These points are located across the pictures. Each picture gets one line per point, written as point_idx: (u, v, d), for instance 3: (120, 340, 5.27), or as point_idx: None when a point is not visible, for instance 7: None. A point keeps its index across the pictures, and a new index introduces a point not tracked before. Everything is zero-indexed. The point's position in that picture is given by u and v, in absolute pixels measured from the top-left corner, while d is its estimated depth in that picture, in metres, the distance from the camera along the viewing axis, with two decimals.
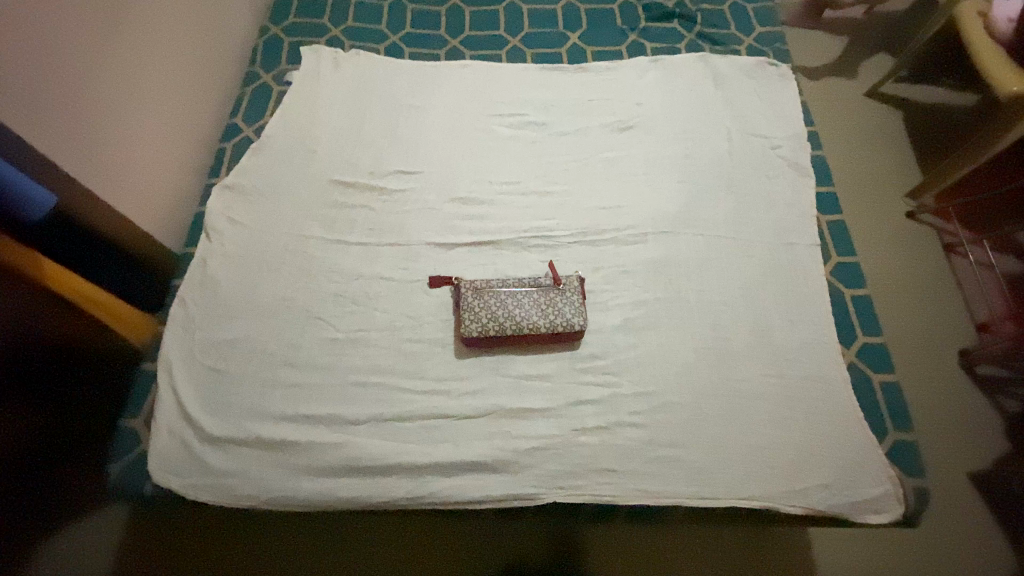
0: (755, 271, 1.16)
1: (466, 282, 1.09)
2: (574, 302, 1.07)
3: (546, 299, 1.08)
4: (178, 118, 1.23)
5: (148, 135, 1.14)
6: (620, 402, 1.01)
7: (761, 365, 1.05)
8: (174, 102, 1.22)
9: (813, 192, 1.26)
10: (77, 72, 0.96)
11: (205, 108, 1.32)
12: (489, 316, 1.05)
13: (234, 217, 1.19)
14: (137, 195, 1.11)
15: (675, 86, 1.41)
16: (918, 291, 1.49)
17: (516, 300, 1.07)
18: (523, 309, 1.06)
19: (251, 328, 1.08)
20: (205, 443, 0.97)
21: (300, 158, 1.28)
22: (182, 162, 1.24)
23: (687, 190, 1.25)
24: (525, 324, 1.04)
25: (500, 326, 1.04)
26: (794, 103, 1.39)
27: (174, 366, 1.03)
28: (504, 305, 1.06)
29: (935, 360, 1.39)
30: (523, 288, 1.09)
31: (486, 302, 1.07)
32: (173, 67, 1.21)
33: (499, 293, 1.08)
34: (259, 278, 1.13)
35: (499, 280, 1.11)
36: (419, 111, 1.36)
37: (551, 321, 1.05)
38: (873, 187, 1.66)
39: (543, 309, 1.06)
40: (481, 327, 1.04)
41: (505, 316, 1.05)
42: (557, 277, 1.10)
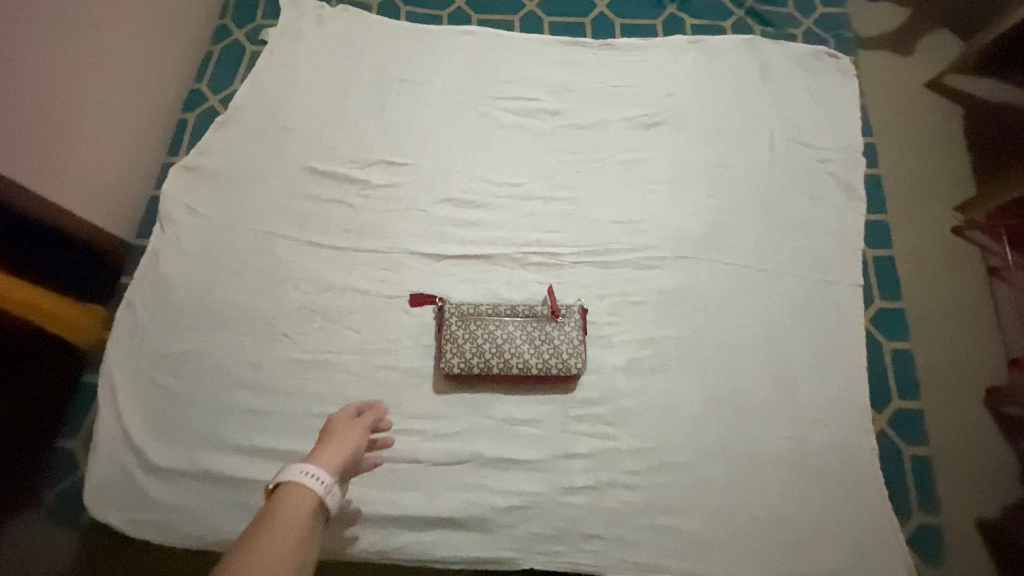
0: (787, 312, 1.00)
1: (451, 305, 0.96)
2: (574, 338, 0.94)
3: (542, 333, 0.94)
4: (123, 72, 1.04)
5: (82, 94, 0.96)
6: (615, 458, 0.90)
7: (778, 426, 0.93)
8: (117, 52, 1.02)
9: (862, 220, 1.09)
10: None
11: (163, 66, 1.13)
12: (474, 349, 0.92)
13: (193, 205, 1.04)
14: (77, 180, 0.96)
15: (716, 74, 1.19)
16: (995, 342, 1.03)
17: (507, 332, 0.94)
18: (514, 343, 0.93)
19: (206, 341, 0.95)
20: (149, 473, 0.88)
21: (271, 137, 1.10)
22: (129, 127, 1.06)
23: (717, 207, 1.07)
24: (514, 362, 0.92)
25: (485, 363, 0.92)
26: (852, 107, 1.19)
27: (119, 382, 0.92)
28: (492, 338, 0.93)
29: (996, 445, 0.96)
30: (516, 318, 0.95)
31: (473, 332, 0.93)
32: (117, 18, 1.01)
33: (488, 322, 0.94)
34: (217, 283, 0.99)
35: (489, 305, 0.97)
36: (412, 86, 1.16)
37: (545, 360, 0.92)
38: (913, 192, 1.16)
39: (537, 346, 0.93)
40: (464, 363, 0.91)
41: (493, 351, 0.92)
42: (555, 306, 0.96)
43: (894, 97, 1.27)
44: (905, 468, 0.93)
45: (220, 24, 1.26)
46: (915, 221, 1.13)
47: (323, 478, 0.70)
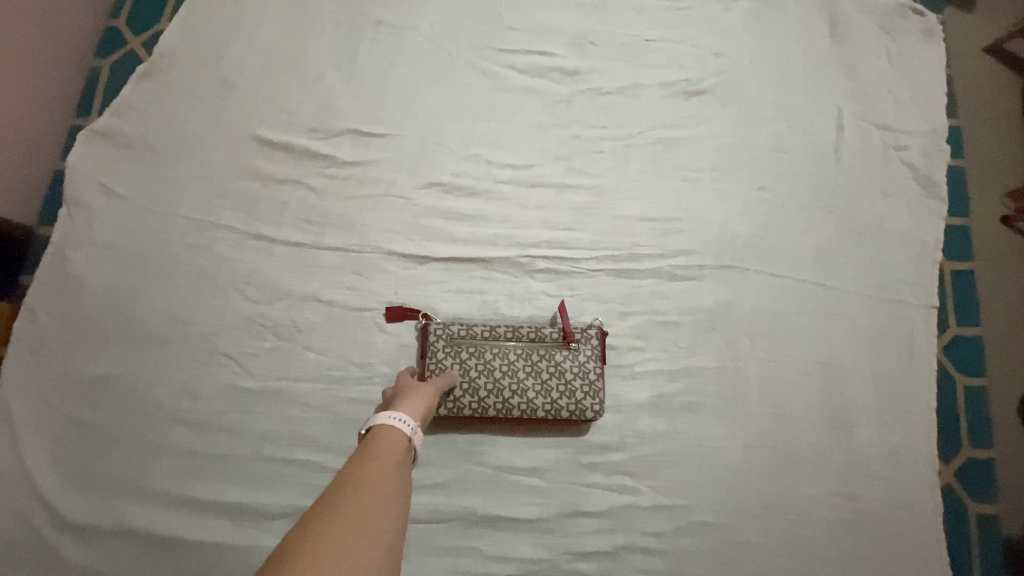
0: (845, 339, 0.83)
1: (439, 326, 0.77)
2: (591, 372, 0.77)
3: (552, 364, 0.76)
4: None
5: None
6: (634, 517, 0.75)
7: (829, 481, 0.77)
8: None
9: (941, 224, 0.89)
10: None
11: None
12: (467, 385, 0.74)
13: (109, 184, 0.81)
14: None
15: (775, 30, 0.95)
16: None
17: (508, 363, 0.76)
18: (517, 379, 0.75)
19: (128, 363, 0.76)
20: (61, 529, 0.71)
21: (210, 95, 0.86)
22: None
23: (769, 204, 0.87)
24: (516, 404, 0.74)
25: (479, 403, 0.74)
26: (940, 79, 0.96)
27: (20, 415, 0.74)
28: (489, 371, 0.75)
29: None
30: (520, 346, 0.77)
31: (465, 363, 0.75)
32: None
33: (485, 350, 0.76)
34: (141, 289, 0.78)
35: (485, 327, 0.78)
36: (392, 32, 0.91)
37: (554, 401, 0.75)
38: (993, 183, 0.96)
39: (545, 382, 0.75)
40: (454, 404, 0.74)
41: (490, 389, 0.74)
42: (569, 329, 0.77)
43: (977, 60, 1.04)
44: (971, 531, 0.78)
45: None
46: (993, 221, 0.94)
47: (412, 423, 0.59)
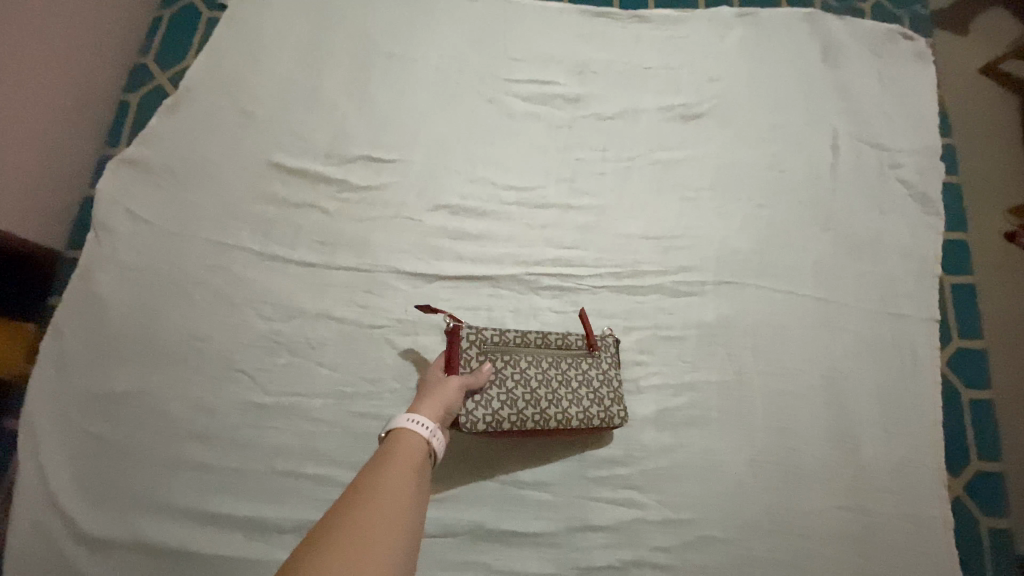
0: (847, 352, 0.84)
1: (469, 330, 0.74)
2: (613, 379, 0.77)
3: (580, 371, 0.76)
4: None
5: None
6: (642, 532, 0.75)
7: (836, 494, 0.77)
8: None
9: (940, 239, 0.91)
10: None
11: (82, 19, 0.90)
12: (505, 395, 0.71)
13: (135, 209, 0.86)
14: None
15: (769, 56, 0.99)
16: None
17: (542, 371, 0.74)
18: (551, 388, 0.74)
19: (148, 380, 0.78)
20: (79, 543, 0.72)
21: (231, 125, 0.91)
22: (9, 70, 0.78)
23: (768, 221, 0.90)
24: (553, 414, 0.73)
25: (519, 413, 0.71)
26: (931, 100, 0.99)
27: (44, 433, 0.76)
28: (525, 380, 0.73)
29: None
30: (549, 355, 0.77)
31: (500, 372, 0.72)
32: None
33: (518, 358, 0.74)
34: (161, 307, 0.81)
35: (516, 333, 0.76)
36: (401, 64, 0.96)
37: (587, 409, 0.74)
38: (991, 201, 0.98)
39: (576, 390, 0.75)
40: (492, 417, 0.70)
41: (527, 399, 0.72)
42: (594, 336, 0.78)
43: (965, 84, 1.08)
44: (984, 545, 0.77)
45: None
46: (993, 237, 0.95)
47: (430, 425, 0.60)
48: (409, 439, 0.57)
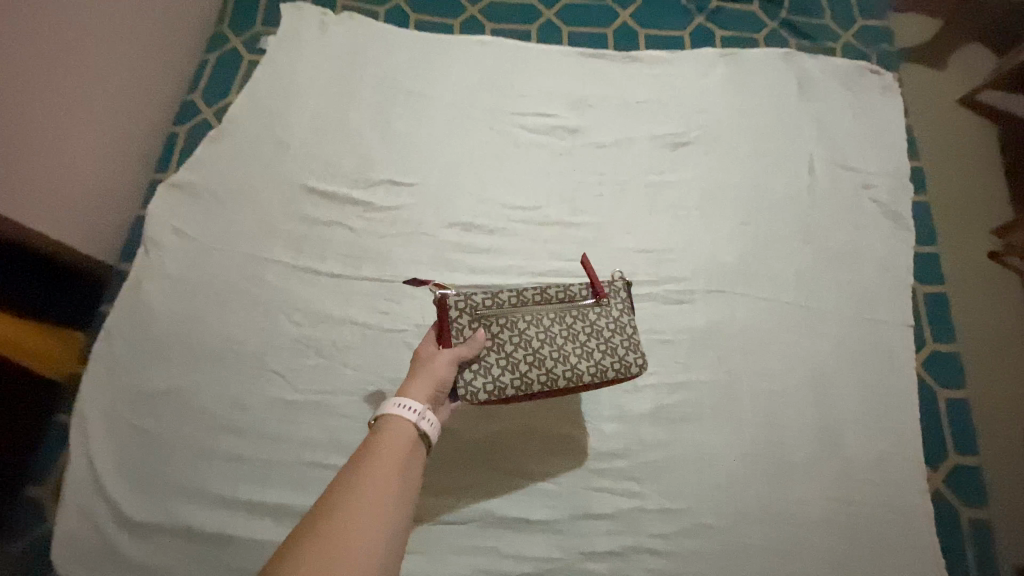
0: (829, 354, 0.91)
1: (456, 296, 0.74)
2: (626, 323, 0.76)
3: (587, 322, 0.75)
4: (77, 39, 0.87)
5: (18, 45, 0.77)
6: (640, 520, 0.81)
7: (822, 486, 0.83)
8: (71, 10, 0.85)
9: (912, 252, 0.99)
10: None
11: (144, 63, 1.02)
12: (503, 361, 0.71)
13: (181, 227, 0.96)
14: (65, 200, 0.89)
15: (749, 90, 1.10)
16: None
17: (543, 330, 0.73)
18: (553, 346, 0.73)
19: (189, 379, 0.86)
20: (122, 527, 0.79)
21: (268, 153, 1.02)
22: (78, 107, 0.89)
23: (752, 236, 0.98)
24: (561, 371, 0.72)
25: (521, 377, 0.71)
26: (899, 128, 1.09)
27: (93, 426, 0.83)
28: (526, 341, 0.72)
29: None
30: (551, 309, 0.75)
31: (496, 337, 0.72)
32: (118, 31, 0.95)
33: (515, 319, 0.74)
34: (202, 314, 0.90)
35: (511, 292, 0.75)
36: (419, 100, 1.08)
37: (598, 362, 0.73)
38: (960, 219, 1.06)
39: (584, 343, 0.73)
40: (493, 385, 0.71)
41: (528, 361, 0.72)
42: (599, 286, 0.76)
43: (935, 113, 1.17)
44: (964, 535, 0.82)
45: (217, 30, 1.18)
46: (962, 250, 1.03)
47: (416, 407, 0.62)
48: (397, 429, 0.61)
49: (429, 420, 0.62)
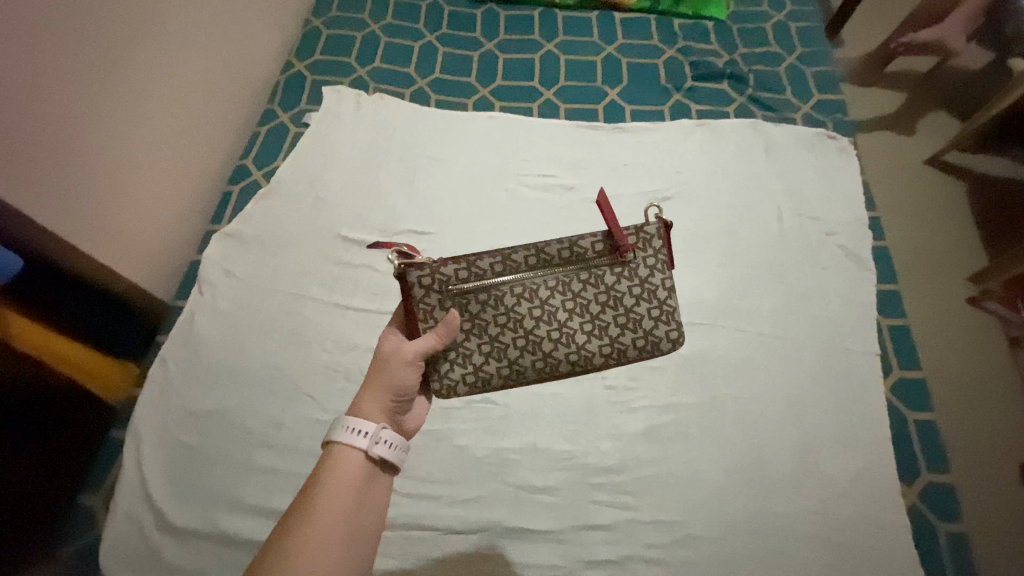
0: (804, 380, 1.00)
1: (421, 269, 0.77)
2: (655, 280, 0.83)
3: (597, 288, 0.81)
4: (159, 121, 1.07)
5: (109, 128, 0.95)
6: (637, 530, 0.88)
7: (805, 500, 0.90)
8: (156, 98, 1.05)
9: (874, 289, 1.11)
10: (99, 129, 0.93)
11: (208, 136, 1.22)
12: (491, 347, 0.80)
13: (231, 269, 1.11)
14: (142, 247, 1.06)
15: (723, 153, 1.27)
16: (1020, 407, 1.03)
17: (540, 303, 0.79)
18: (556, 326, 0.80)
19: (231, 400, 0.98)
20: (165, 532, 0.87)
21: (308, 208, 1.19)
22: (162, 173, 1.09)
23: (729, 276, 1.11)
24: (564, 347, 0.81)
25: (517, 359, 0.81)
26: (856, 183, 1.25)
27: (145, 440, 0.94)
28: (515, 320, 0.79)
29: None
30: (545, 275, 0.79)
31: (478, 318, 0.79)
32: (197, 113, 1.17)
33: (505, 294, 0.78)
34: (246, 344, 1.03)
35: (495, 261, 0.78)
36: (437, 164, 1.26)
37: (610, 336, 0.82)
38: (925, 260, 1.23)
39: (594, 316, 0.81)
40: (480, 372, 0.81)
41: (524, 345, 0.81)
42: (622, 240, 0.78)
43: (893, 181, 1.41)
44: (941, 547, 0.88)
45: (268, 108, 1.40)
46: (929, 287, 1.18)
47: (369, 432, 0.67)
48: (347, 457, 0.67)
49: (388, 443, 0.68)
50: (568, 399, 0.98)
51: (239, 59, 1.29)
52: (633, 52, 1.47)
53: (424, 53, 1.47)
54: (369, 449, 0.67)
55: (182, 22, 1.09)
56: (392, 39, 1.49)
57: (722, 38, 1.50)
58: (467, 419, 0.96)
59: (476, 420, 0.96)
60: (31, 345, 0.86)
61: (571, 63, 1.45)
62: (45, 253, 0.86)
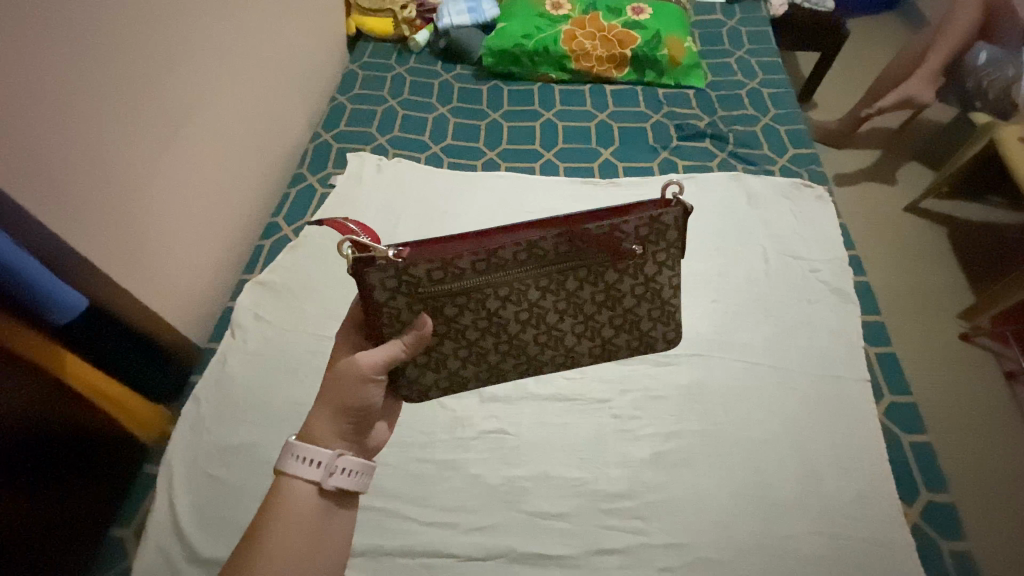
0: (799, 405, 1.06)
1: (387, 265, 0.76)
2: (662, 276, 0.87)
3: (593, 287, 0.85)
4: (201, 184, 1.20)
5: (162, 190, 1.08)
6: (648, 554, 0.90)
7: (811, 522, 0.93)
8: (201, 164, 1.19)
9: (859, 320, 1.19)
10: (154, 191, 1.06)
11: (242, 197, 1.35)
12: (470, 352, 0.87)
13: (261, 313, 1.20)
14: (181, 295, 1.16)
15: (709, 202, 1.40)
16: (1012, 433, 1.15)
17: (527, 304, 0.84)
18: (543, 328, 0.88)
19: (260, 435, 1.04)
20: (192, 563, 0.91)
21: (333, 258, 1.30)
22: (203, 229, 1.21)
23: (721, 311, 1.20)
24: (548, 346, 0.90)
25: (502, 357, 0.90)
26: (834, 226, 1.36)
27: (176, 473, 0.99)
28: (496, 323, 0.85)
29: None
30: (535, 273, 0.81)
31: (458, 319, 0.83)
32: (233, 177, 1.31)
33: (490, 296, 0.81)
34: (275, 381, 1.11)
35: (478, 260, 0.78)
36: (451, 218, 1.39)
37: (602, 334, 0.92)
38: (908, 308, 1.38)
39: (582, 316, 0.88)
40: (460, 370, 0.90)
41: (509, 344, 0.88)
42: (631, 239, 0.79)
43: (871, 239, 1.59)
44: (948, 566, 0.90)
45: (297, 172, 1.54)
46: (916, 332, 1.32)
47: (322, 461, 0.72)
48: (297, 485, 0.72)
49: (345, 470, 0.74)
50: (577, 428, 1.04)
51: (270, 130, 1.45)
52: (623, 117, 1.64)
53: (437, 122, 1.65)
54: (324, 481, 0.72)
55: (226, 102, 1.26)
56: (408, 111, 1.68)
57: (702, 104, 1.68)
58: (480, 448, 1.02)
59: (489, 450, 1.01)
60: (78, 381, 0.92)
61: (568, 128, 1.62)
62: (99, 300, 0.96)
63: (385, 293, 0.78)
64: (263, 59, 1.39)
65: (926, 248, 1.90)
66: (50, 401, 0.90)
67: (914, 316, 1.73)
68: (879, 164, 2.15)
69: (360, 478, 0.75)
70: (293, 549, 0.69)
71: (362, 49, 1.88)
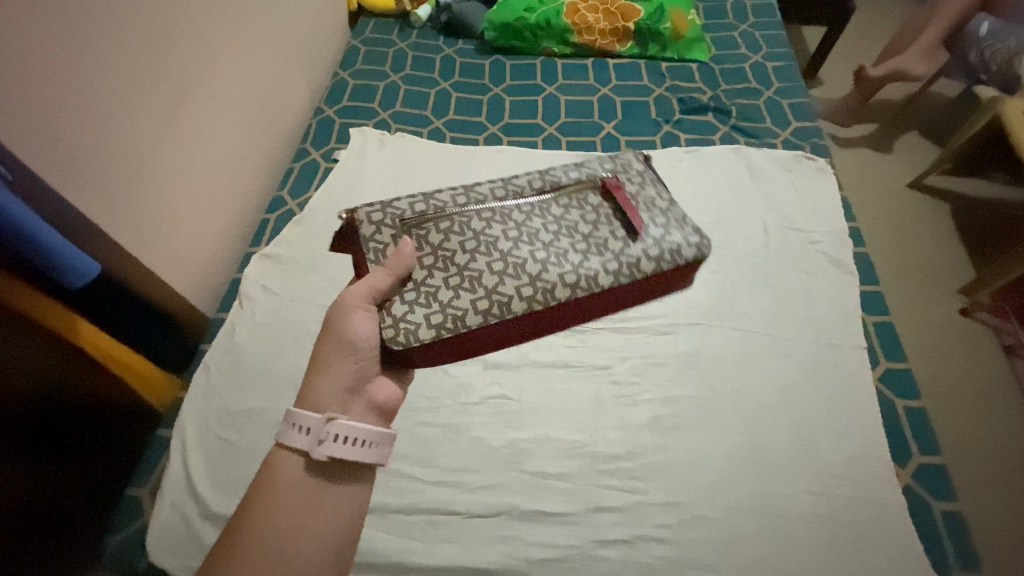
0: (795, 371, 1.08)
1: (369, 212, 0.96)
2: (645, 194, 1.08)
3: (580, 210, 1.02)
4: (208, 157, 1.21)
5: (170, 162, 1.09)
6: (645, 512, 0.93)
7: (806, 482, 0.95)
8: (207, 137, 1.20)
9: (858, 291, 1.20)
10: (163, 162, 1.08)
11: (247, 171, 1.37)
12: (464, 277, 0.90)
13: (268, 285, 1.22)
14: (190, 266, 1.19)
15: (709, 174, 1.41)
16: None
17: (517, 224, 0.98)
18: (539, 246, 0.96)
19: (268, 400, 1.07)
20: (206, 519, 0.94)
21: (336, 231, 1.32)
22: (210, 200, 1.23)
23: (721, 281, 1.21)
24: (555, 265, 0.95)
25: (504, 280, 0.91)
26: (834, 199, 1.36)
27: (188, 435, 1.03)
28: (490, 245, 0.94)
29: None
30: (518, 202, 1.01)
31: (443, 244, 0.93)
32: (240, 150, 1.33)
33: (474, 218, 0.97)
34: (284, 349, 1.13)
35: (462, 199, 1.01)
36: None
37: (609, 243, 0.99)
38: None
39: (577, 232, 0.99)
40: (454, 302, 0.88)
41: (508, 265, 0.93)
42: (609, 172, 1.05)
43: None
44: (938, 523, 0.93)
45: (301, 147, 1.55)
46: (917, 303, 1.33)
47: (311, 428, 0.73)
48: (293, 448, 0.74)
49: (338, 437, 0.73)
50: (577, 394, 1.06)
51: (274, 104, 1.46)
52: (626, 91, 1.64)
53: (439, 97, 1.65)
54: (315, 448, 0.72)
55: (231, 75, 1.26)
56: (410, 86, 1.67)
57: (705, 77, 1.67)
58: (484, 413, 1.04)
59: (492, 415, 1.04)
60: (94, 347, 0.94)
61: (570, 102, 1.62)
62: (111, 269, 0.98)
63: (372, 226, 0.94)
64: (267, 33, 1.39)
65: (930, 224, 1.89)
66: (65, 367, 0.92)
67: (914, 289, 1.73)
68: (882, 139, 2.13)
69: (355, 447, 0.74)
70: (291, 497, 0.72)
71: (363, 24, 1.87)
